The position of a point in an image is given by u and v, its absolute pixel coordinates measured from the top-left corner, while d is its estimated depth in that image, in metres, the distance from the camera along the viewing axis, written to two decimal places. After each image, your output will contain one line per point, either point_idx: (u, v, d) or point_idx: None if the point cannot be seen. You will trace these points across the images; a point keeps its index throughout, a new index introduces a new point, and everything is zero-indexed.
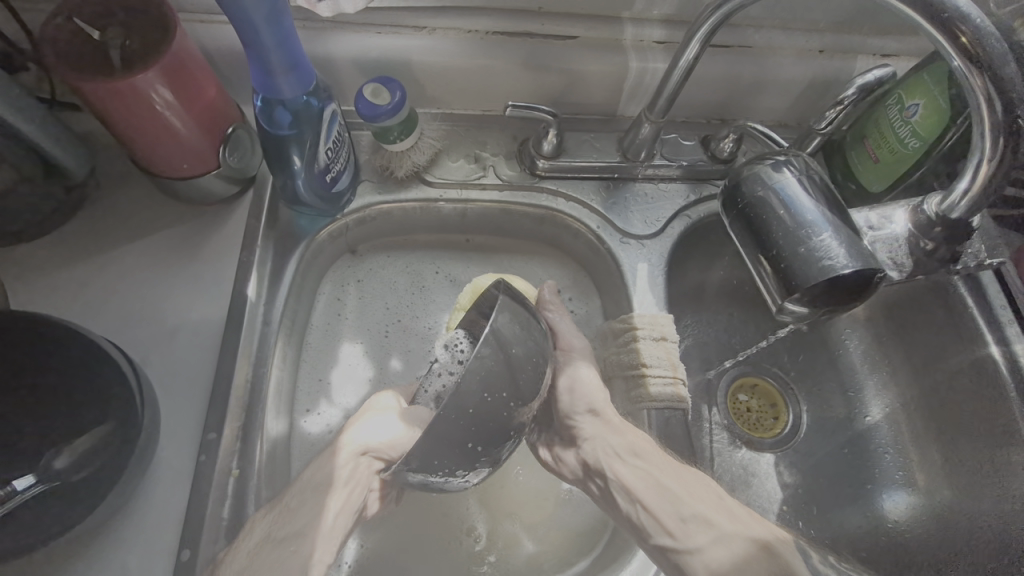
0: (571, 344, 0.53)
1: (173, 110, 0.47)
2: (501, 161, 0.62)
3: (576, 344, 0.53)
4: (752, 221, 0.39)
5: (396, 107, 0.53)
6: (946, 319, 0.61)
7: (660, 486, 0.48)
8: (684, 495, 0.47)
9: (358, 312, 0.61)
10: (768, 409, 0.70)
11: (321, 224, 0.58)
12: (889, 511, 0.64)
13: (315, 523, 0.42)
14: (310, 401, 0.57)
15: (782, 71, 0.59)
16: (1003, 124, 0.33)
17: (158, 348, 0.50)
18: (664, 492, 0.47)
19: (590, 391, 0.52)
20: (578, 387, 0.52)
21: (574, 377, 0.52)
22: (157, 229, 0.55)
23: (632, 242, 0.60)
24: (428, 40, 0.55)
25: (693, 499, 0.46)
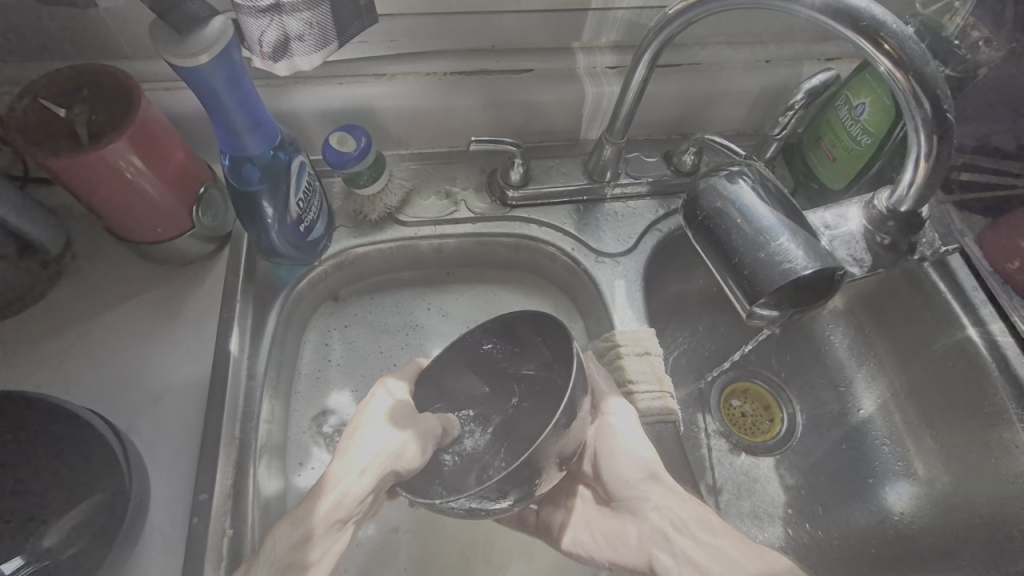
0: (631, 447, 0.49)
1: (144, 178, 0.48)
2: (471, 195, 0.63)
3: (617, 406, 0.50)
4: (713, 231, 0.40)
5: (362, 152, 0.55)
6: (923, 306, 0.62)
7: (713, 550, 0.43)
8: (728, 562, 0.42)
9: (344, 356, 0.61)
10: (762, 412, 0.70)
11: (299, 273, 0.59)
12: (892, 503, 0.63)
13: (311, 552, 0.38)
14: (302, 450, 0.56)
15: (731, 83, 0.61)
16: (932, 121, 0.35)
17: (143, 412, 0.50)
18: (716, 557, 0.43)
19: (640, 456, 0.49)
20: (617, 451, 0.49)
21: (613, 450, 0.49)
22: (136, 294, 0.55)
23: (607, 260, 0.61)
24: (388, 86, 0.57)
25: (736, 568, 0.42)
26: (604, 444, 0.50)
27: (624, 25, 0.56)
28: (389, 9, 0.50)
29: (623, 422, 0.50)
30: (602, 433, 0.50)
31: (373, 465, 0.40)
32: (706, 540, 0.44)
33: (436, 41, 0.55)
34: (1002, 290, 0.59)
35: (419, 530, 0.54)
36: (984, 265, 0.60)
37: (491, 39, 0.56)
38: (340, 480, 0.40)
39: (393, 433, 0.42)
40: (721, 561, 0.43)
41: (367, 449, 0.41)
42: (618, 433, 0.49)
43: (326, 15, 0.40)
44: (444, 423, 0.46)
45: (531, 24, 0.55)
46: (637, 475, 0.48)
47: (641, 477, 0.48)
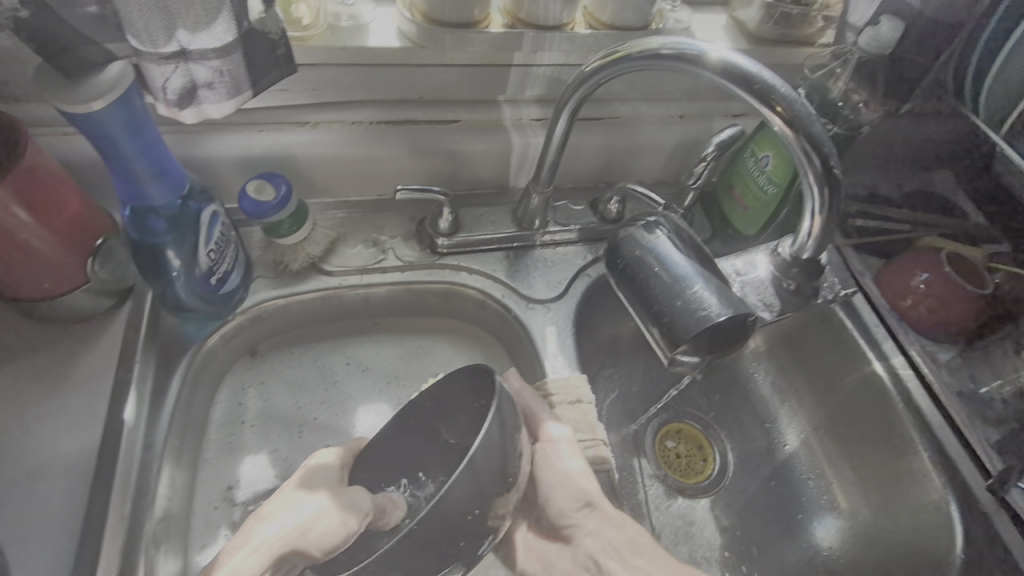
0: (569, 472, 0.50)
1: (28, 229, 0.43)
2: (399, 243, 0.62)
3: (556, 433, 0.51)
4: (633, 280, 0.41)
5: (282, 201, 0.53)
6: (833, 343, 0.66)
7: None
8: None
9: (259, 416, 0.57)
10: (696, 452, 0.71)
11: (211, 328, 0.55)
12: (820, 539, 0.65)
13: None
14: (208, 526, 0.51)
15: (649, 136, 0.65)
16: (823, 177, 0.38)
17: (14, 496, 0.44)
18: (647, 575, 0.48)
19: (578, 485, 0.50)
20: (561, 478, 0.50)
21: (561, 473, 0.50)
22: (13, 358, 0.49)
23: (538, 307, 0.61)
24: (311, 134, 0.56)
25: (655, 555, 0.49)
26: (545, 469, 0.51)
27: (547, 80, 0.58)
28: (309, 59, 0.50)
29: (565, 449, 0.51)
30: (543, 460, 0.51)
31: (268, 540, 0.39)
32: (635, 564, 0.49)
33: (360, 92, 0.55)
34: (900, 327, 0.64)
35: None
36: (881, 304, 0.65)
37: (417, 90, 0.56)
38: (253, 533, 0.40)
39: (301, 508, 0.40)
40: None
41: (278, 520, 0.40)
42: (559, 460, 0.50)
43: (238, 63, 0.39)
44: (381, 501, 0.41)
45: (456, 77, 0.55)
46: (575, 504, 0.50)
47: (579, 506, 0.51)
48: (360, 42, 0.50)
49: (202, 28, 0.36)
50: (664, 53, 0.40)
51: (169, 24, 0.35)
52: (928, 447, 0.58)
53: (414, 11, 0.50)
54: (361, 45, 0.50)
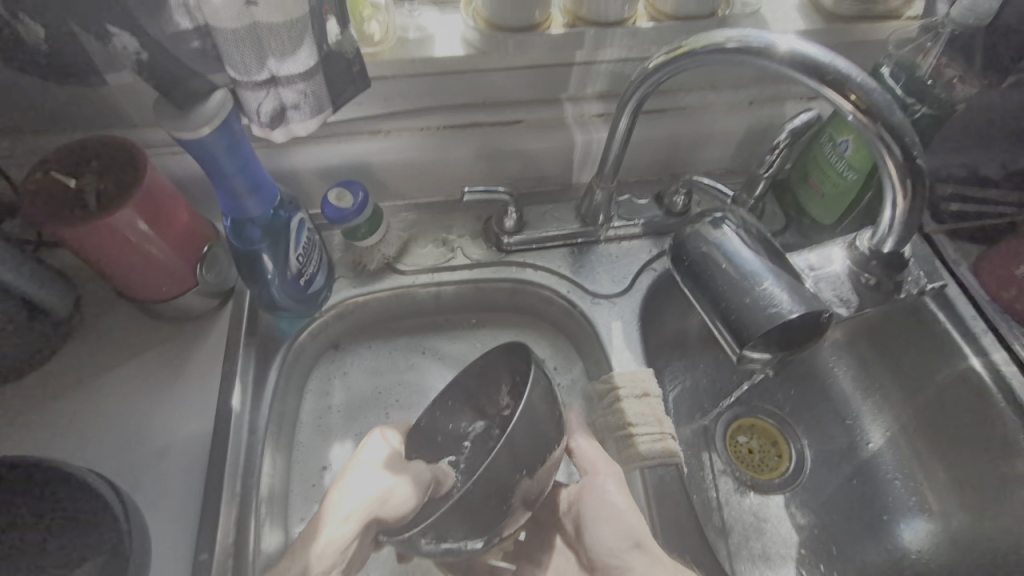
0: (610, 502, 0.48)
1: (150, 240, 0.50)
2: (467, 242, 0.65)
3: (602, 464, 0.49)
4: (701, 277, 0.40)
5: (360, 207, 0.57)
6: (924, 338, 0.62)
7: None
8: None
9: (345, 406, 0.62)
10: (770, 447, 0.69)
11: (301, 324, 0.60)
12: (908, 541, 0.61)
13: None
14: (304, 505, 0.56)
15: (717, 125, 0.63)
16: (904, 169, 0.36)
17: (145, 472, 0.50)
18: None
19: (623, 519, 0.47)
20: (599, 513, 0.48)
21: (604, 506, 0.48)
22: (140, 352, 0.56)
23: (603, 302, 0.62)
24: (385, 141, 0.59)
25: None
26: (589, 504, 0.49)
27: (607, 76, 0.58)
28: (380, 72, 0.53)
29: (608, 481, 0.49)
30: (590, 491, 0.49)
31: (356, 510, 0.40)
32: None
33: (427, 99, 0.57)
34: (1002, 320, 0.59)
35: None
36: (980, 295, 0.60)
37: (481, 94, 0.58)
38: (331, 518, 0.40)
39: (380, 478, 0.42)
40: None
41: (353, 496, 0.41)
42: (604, 493, 0.48)
43: (320, 84, 0.43)
44: (435, 473, 0.45)
45: (517, 79, 0.57)
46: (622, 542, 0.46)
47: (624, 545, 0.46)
48: (427, 52, 0.53)
49: (289, 56, 0.39)
50: (730, 46, 0.40)
51: (263, 56, 0.39)
52: None
53: (475, 18, 0.52)
54: (427, 55, 0.53)
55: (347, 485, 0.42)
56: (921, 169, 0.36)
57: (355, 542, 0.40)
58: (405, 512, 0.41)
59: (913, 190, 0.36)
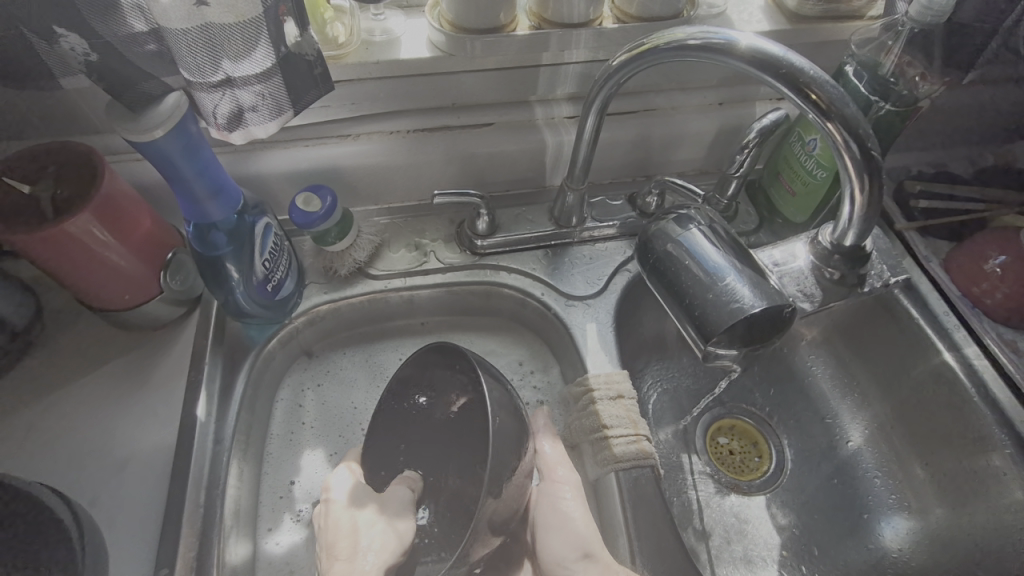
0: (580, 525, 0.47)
1: (111, 248, 0.49)
2: (440, 245, 0.64)
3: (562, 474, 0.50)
4: (664, 274, 0.40)
5: (328, 211, 0.56)
6: (899, 335, 0.62)
7: None
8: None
9: (317, 416, 0.60)
10: (750, 448, 0.68)
11: (269, 332, 0.59)
12: (888, 540, 0.61)
13: None
14: (274, 516, 0.55)
15: (688, 125, 0.63)
16: (862, 162, 0.36)
17: (107, 486, 0.49)
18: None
19: (578, 530, 0.47)
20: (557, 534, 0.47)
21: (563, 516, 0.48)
22: (103, 362, 0.55)
23: (577, 304, 0.61)
24: (354, 145, 0.59)
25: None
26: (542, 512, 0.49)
27: (576, 77, 0.58)
28: (345, 76, 0.52)
29: (565, 490, 0.49)
30: (547, 498, 0.49)
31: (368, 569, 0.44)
32: None
33: (395, 102, 0.57)
34: (974, 316, 0.59)
35: None
36: (952, 291, 0.60)
37: (450, 97, 0.58)
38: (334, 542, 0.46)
39: (369, 526, 0.46)
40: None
41: (366, 530, 0.46)
42: (560, 502, 0.48)
43: (278, 86, 0.42)
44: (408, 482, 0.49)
45: (485, 82, 0.57)
46: (572, 553, 0.46)
47: (576, 556, 0.46)
48: (393, 54, 0.52)
49: (244, 57, 0.39)
50: (691, 43, 0.40)
51: (217, 58, 0.38)
52: (1009, 443, 0.53)
53: (441, 21, 0.52)
54: (393, 57, 0.52)
55: (343, 518, 0.47)
56: (878, 160, 0.36)
57: None
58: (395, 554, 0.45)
59: (872, 180, 0.36)
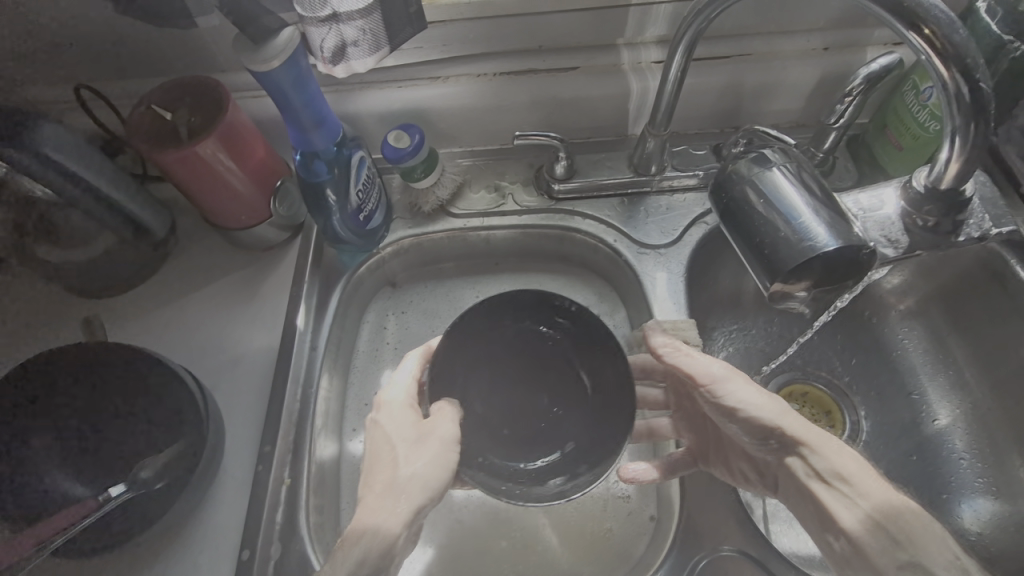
0: (712, 375, 0.46)
1: (231, 171, 0.56)
2: (519, 189, 0.67)
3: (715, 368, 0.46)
4: (735, 213, 0.40)
5: (416, 148, 0.60)
6: (1010, 309, 0.56)
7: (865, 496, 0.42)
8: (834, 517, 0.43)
9: (398, 339, 0.66)
10: (822, 416, 0.65)
11: (360, 259, 0.65)
12: (967, 523, 0.57)
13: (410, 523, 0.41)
14: (357, 420, 0.62)
15: (786, 72, 0.60)
16: (967, 104, 0.33)
17: (224, 375, 0.58)
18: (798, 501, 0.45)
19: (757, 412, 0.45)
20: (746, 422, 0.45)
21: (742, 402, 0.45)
22: (223, 275, 0.64)
23: (649, 252, 0.62)
24: (443, 87, 0.62)
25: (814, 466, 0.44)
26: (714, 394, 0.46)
27: (667, 18, 0.57)
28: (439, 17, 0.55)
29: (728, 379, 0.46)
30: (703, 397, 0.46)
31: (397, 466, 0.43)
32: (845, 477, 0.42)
33: (485, 45, 0.59)
34: None
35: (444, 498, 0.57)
36: None
37: (538, 39, 0.59)
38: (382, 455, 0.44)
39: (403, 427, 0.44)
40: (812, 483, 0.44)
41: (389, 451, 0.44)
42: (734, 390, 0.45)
43: (378, 22, 0.46)
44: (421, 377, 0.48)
45: (572, 23, 0.57)
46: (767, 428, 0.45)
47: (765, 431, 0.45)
48: None
49: None
50: None
51: None
52: None
53: None
54: None
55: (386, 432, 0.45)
56: (985, 100, 0.34)
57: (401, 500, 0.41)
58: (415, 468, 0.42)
59: (974, 120, 0.34)
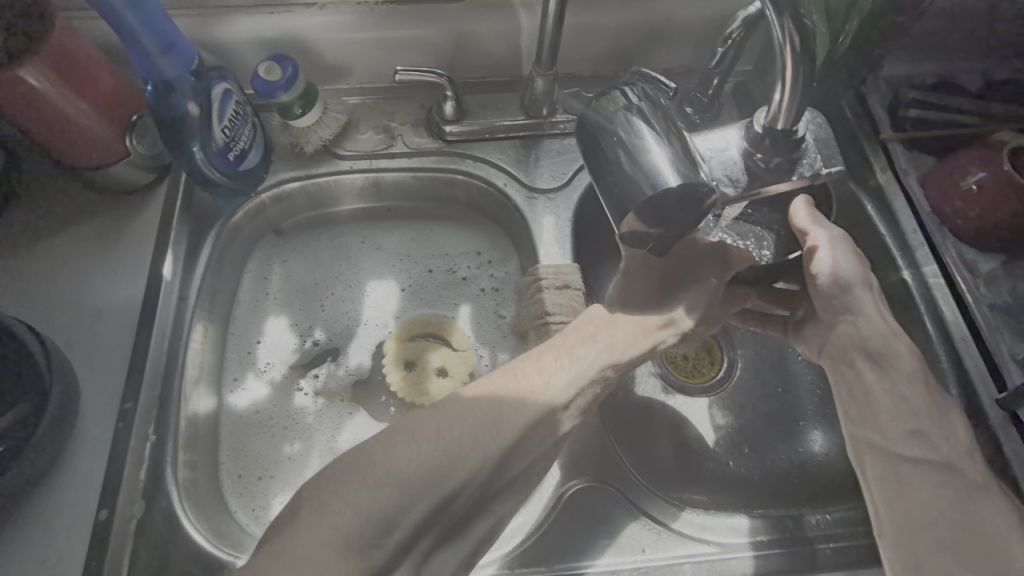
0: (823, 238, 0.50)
1: (67, 98, 0.50)
2: (408, 130, 0.64)
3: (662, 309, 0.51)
4: (595, 151, 0.40)
5: (290, 80, 0.56)
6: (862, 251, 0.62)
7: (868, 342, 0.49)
8: (949, 543, 0.41)
9: (283, 288, 0.64)
10: (703, 355, 0.70)
11: (236, 203, 0.60)
12: (814, 444, 0.63)
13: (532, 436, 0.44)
14: (238, 370, 0.60)
15: (675, 13, 0.60)
16: (799, 47, 0.33)
17: (81, 329, 0.53)
18: (961, 511, 0.42)
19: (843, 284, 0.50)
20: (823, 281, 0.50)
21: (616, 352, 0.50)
22: (78, 221, 0.58)
23: (539, 197, 0.61)
24: (319, 16, 0.58)
25: (978, 452, 0.46)
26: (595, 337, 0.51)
27: None
28: None
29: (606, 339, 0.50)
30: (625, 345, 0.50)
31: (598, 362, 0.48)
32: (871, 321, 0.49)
33: None
34: (939, 233, 0.57)
35: (331, 448, 0.57)
36: (924, 207, 0.58)
37: None
38: (529, 407, 0.43)
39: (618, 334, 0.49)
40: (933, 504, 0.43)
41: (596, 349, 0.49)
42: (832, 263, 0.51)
43: None
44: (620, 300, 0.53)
45: None
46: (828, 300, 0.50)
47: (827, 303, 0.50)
48: None
49: None
50: None
51: None
52: (943, 358, 0.54)
53: None
54: None
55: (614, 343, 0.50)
56: (813, 39, 0.34)
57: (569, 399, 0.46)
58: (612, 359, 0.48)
59: (805, 63, 0.34)
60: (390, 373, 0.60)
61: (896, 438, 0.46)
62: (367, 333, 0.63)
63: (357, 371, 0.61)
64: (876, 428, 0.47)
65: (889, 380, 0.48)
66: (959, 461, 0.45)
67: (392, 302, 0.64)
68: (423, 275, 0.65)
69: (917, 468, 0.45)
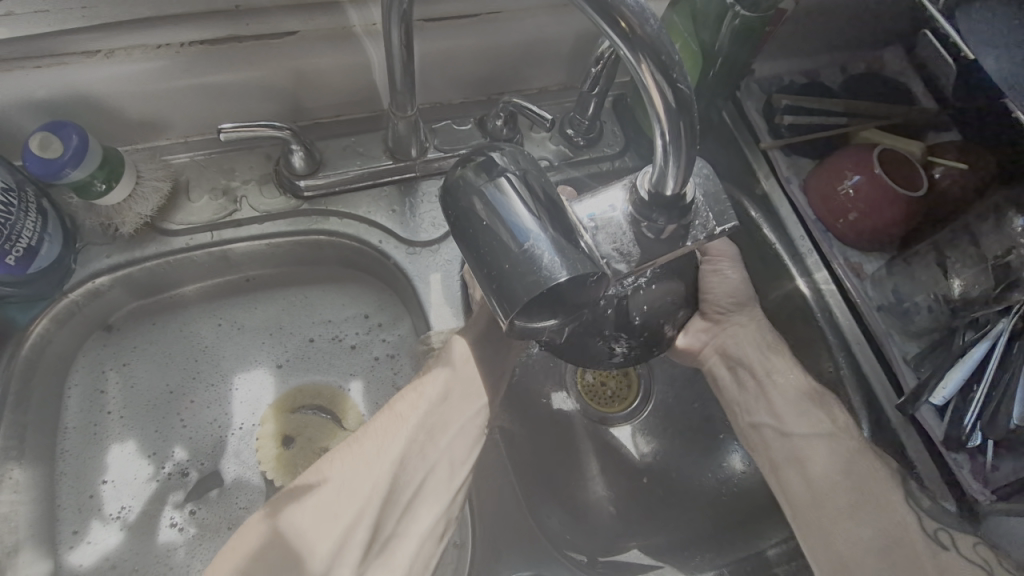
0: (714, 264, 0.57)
1: None
2: (254, 189, 0.54)
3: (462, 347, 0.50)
4: (466, 233, 0.33)
5: (77, 153, 0.44)
6: (758, 258, 0.61)
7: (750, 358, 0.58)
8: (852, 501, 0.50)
9: (123, 403, 0.52)
10: (621, 379, 0.65)
11: (36, 310, 0.48)
12: (736, 462, 0.61)
13: (416, 493, 0.46)
14: (77, 517, 0.49)
15: (541, 31, 0.54)
16: (675, 109, 0.29)
17: None
18: (854, 480, 0.51)
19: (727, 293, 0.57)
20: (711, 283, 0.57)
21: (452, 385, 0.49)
22: None
23: (421, 252, 0.54)
24: (107, 65, 0.45)
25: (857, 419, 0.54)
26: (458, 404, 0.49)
27: None
28: None
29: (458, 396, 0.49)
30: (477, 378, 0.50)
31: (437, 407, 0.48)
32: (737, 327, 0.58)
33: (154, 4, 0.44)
34: (825, 240, 0.56)
35: None
36: (808, 215, 0.57)
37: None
38: (405, 423, 0.46)
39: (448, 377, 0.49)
40: (830, 472, 0.51)
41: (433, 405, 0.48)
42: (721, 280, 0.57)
43: None
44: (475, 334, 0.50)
45: None
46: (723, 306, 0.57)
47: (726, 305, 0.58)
48: None
49: None
50: None
51: None
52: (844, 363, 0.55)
53: None
54: None
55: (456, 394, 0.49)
56: (690, 98, 0.29)
57: (430, 466, 0.47)
58: (466, 410, 0.49)
59: (684, 124, 0.29)
60: (266, 452, 0.53)
61: (790, 423, 0.54)
62: (239, 438, 0.53)
63: (235, 488, 0.52)
64: (767, 414, 0.56)
65: (781, 374, 0.57)
66: (841, 432, 0.52)
67: (266, 392, 0.55)
68: (298, 353, 0.56)
69: (810, 440, 0.53)
